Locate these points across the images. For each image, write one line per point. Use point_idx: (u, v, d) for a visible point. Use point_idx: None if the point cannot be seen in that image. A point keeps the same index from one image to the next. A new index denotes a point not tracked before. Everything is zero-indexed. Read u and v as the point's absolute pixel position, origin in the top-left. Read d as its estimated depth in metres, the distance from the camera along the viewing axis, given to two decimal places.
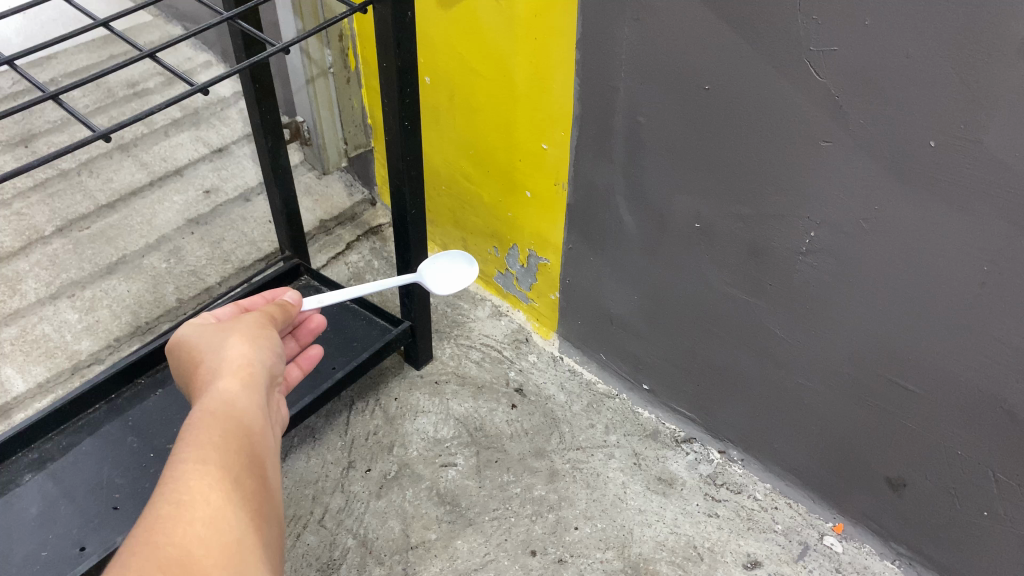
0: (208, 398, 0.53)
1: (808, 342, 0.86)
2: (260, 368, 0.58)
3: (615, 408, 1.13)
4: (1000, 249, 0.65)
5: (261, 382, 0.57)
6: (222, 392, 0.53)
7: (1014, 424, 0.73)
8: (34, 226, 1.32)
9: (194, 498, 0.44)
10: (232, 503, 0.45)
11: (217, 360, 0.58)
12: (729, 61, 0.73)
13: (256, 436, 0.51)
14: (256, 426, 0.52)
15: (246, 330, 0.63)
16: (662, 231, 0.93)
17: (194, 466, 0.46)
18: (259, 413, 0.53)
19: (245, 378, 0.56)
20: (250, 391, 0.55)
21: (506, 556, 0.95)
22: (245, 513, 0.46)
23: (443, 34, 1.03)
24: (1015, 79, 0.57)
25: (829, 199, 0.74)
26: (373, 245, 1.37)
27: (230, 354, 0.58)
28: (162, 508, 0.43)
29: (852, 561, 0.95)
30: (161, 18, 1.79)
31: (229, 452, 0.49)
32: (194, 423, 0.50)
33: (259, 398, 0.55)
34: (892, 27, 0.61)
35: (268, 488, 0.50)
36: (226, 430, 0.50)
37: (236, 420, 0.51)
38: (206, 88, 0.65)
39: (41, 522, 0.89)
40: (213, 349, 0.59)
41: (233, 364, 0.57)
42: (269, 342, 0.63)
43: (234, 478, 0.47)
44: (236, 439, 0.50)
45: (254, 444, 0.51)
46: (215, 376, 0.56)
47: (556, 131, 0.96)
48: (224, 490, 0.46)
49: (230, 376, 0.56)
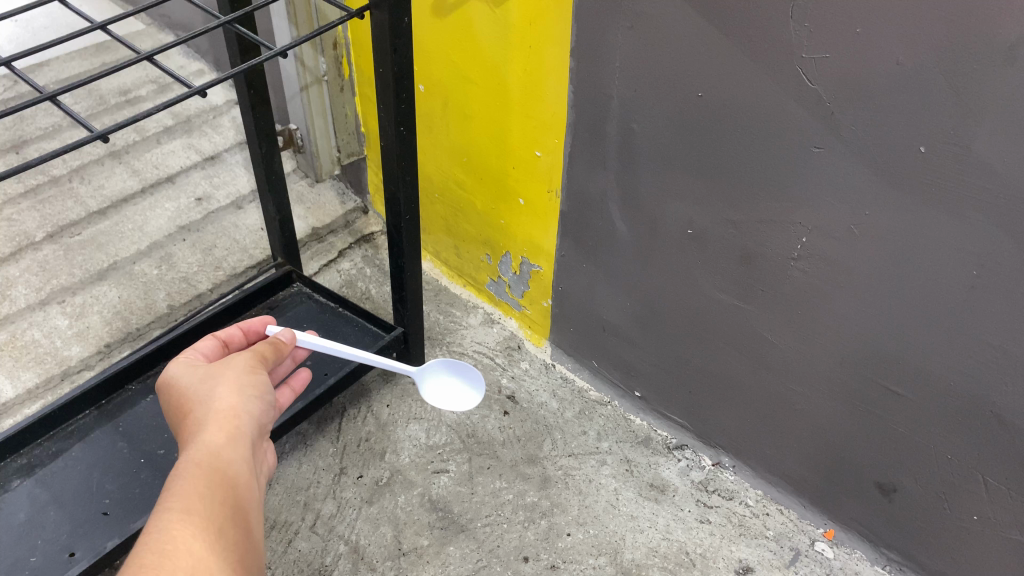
0: (194, 448, 0.54)
1: (799, 347, 0.87)
2: (250, 415, 0.59)
3: (607, 415, 1.13)
4: (988, 252, 0.67)
5: (249, 429, 0.58)
6: (208, 442, 0.54)
7: (1003, 427, 0.74)
8: (24, 232, 1.31)
9: (179, 550, 0.45)
10: (216, 553, 0.47)
11: (206, 405, 0.58)
12: (722, 69, 0.74)
13: (241, 485, 0.53)
14: (242, 475, 0.53)
15: (237, 369, 0.63)
16: (655, 238, 0.93)
17: (178, 519, 0.47)
18: (245, 464, 0.54)
19: (234, 424, 0.57)
20: (238, 439, 0.56)
21: (499, 562, 0.94)
22: (229, 562, 0.47)
23: (437, 43, 1.04)
24: (1003, 86, 0.59)
25: (819, 204, 0.75)
26: (365, 253, 1.38)
27: (219, 397, 0.59)
28: (147, 556, 0.45)
29: (843, 566, 0.96)
30: (154, 26, 1.79)
31: (214, 504, 0.50)
32: (180, 472, 0.51)
33: (245, 448, 0.56)
34: (883, 33, 0.62)
35: (251, 538, 0.51)
36: (211, 480, 0.51)
37: (222, 470, 0.52)
38: (202, 90, 0.65)
39: (29, 528, 0.88)
40: (201, 392, 0.60)
41: (223, 408, 0.58)
42: (260, 381, 0.63)
43: (217, 527, 0.48)
44: (223, 489, 0.51)
45: (239, 493, 0.52)
46: (203, 419, 0.57)
47: (549, 139, 0.97)
48: (207, 543, 0.47)
49: (219, 421, 0.57)
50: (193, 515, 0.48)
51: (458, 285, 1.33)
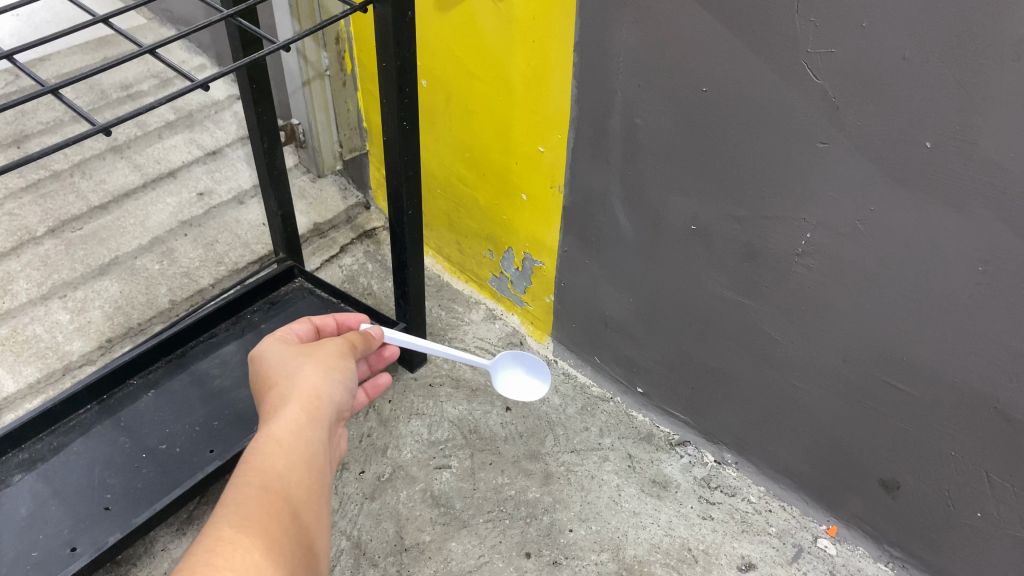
0: (275, 424, 0.54)
1: (803, 344, 0.87)
2: (330, 399, 0.59)
3: (610, 411, 1.13)
4: (994, 249, 0.66)
5: (328, 413, 0.58)
6: (288, 420, 0.55)
7: (1008, 423, 0.74)
8: (26, 227, 1.31)
9: (254, 527, 0.46)
10: (288, 536, 0.47)
11: (290, 381, 0.59)
12: (727, 63, 0.73)
13: (317, 469, 0.53)
14: (318, 459, 0.54)
15: (327, 352, 0.64)
16: (658, 234, 0.93)
17: (255, 496, 0.48)
18: (322, 448, 0.55)
19: (314, 405, 0.57)
20: (317, 421, 0.56)
21: (501, 558, 0.94)
22: (299, 548, 0.47)
23: (441, 38, 1.04)
24: (1010, 80, 0.58)
25: (824, 200, 0.75)
26: (367, 249, 1.38)
27: (304, 375, 0.60)
28: (225, 529, 0.45)
29: (846, 563, 0.96)
30: (156, 20, 1.79)
31: (290, 485, 0.51)
32: (260, 447, 0.52)
33: (322, 431, 0.56)
34: (889, 27, 0.62)
35: (320, 524, 0.52)
36: (289, 461, 0.52)
37: (300, 451, 0.53)
38: (205, 84, 0.65)
39: (31, 522, 0.88)
40: (287, 368, 0.60)
41: (305, 389, 0.58)
42: (345, 365, 0.63)
43: (291, 510, 0.49)
44: (299, 471, 0.52)
45: (315, 477, 0.53)
46: (285, 395, 0.57)
47: (552, 134, 0.97)
48: (280, 526, 0.47)
49: (301, 400, 0.57)
50: (270, 495, 0.49)
51: (460, 281, 1.33)
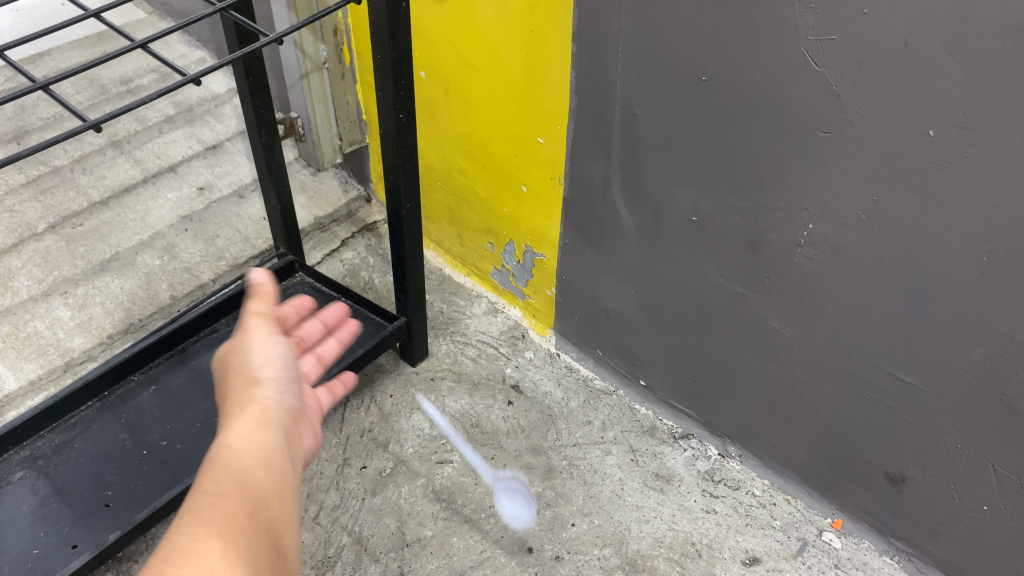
0: (228, 432, 0.51)
1: (806, 336, 0.86)
2: (280, 401, 0.56)
3: (612, 404, 1.12)
4: (1000, 238, 0.65)
5: (280, 415, 0.55)
6: (239, 425, 0.52)
7: (1015, 415, 0.73)
8: (26, 223, 1.31)
9: (212, 531, 0.43)
10: (249, 536, 0.44)
11: (240, 387, 0.56)
12: (729, 52, 0.72)
13: (275, 469, 0.50)
14: (275, 460, 0.51)
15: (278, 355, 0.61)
16: (658, 226, 0.92)
17: (210, 503, 0.45)
18: (278, 448, 0.52)
19: (263, 408, 0.55)
20: (268, 424, 0.53)
21: (503, 553, 0.94)
22: (261, 549, 0.44)
23: (438, 29, 1.02)
24: (1015, 66, 0.57)
25: (826, 190, 0.74)
26: (368, 242, 1.37)
27: (251, 381, 0.57)
28: (179, 538, 0.42)
29: (851, 557, 0.95)
30: (155, 15, 1.78)
31: (247, 486, 0.47)
32: (212, 456, 0.49)
33: (277, 433, 0.53)
34: (892, 14, 0.60)
35: (286, 523, 0.48)
36: (242, 464, 0.49)
37: (255, 454, 0.50)
38: (197, 79, 0.64)
39: (32, 519, 0.88)
40: (236, 376, 0.58)
41: (252, 396, 0.55)
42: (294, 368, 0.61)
43: (251, 511, 0.46)
44: (255, 474, 0.48)
45: (274, 478, 0.50)
46: (234, 404, 0.54)
47: (552, 126, 0.95)
48: (240, 528, 0.44)
49: (250, 404, 0.54)
50: (226, 499, 0.46)
51: (461, 273, 1.32)
